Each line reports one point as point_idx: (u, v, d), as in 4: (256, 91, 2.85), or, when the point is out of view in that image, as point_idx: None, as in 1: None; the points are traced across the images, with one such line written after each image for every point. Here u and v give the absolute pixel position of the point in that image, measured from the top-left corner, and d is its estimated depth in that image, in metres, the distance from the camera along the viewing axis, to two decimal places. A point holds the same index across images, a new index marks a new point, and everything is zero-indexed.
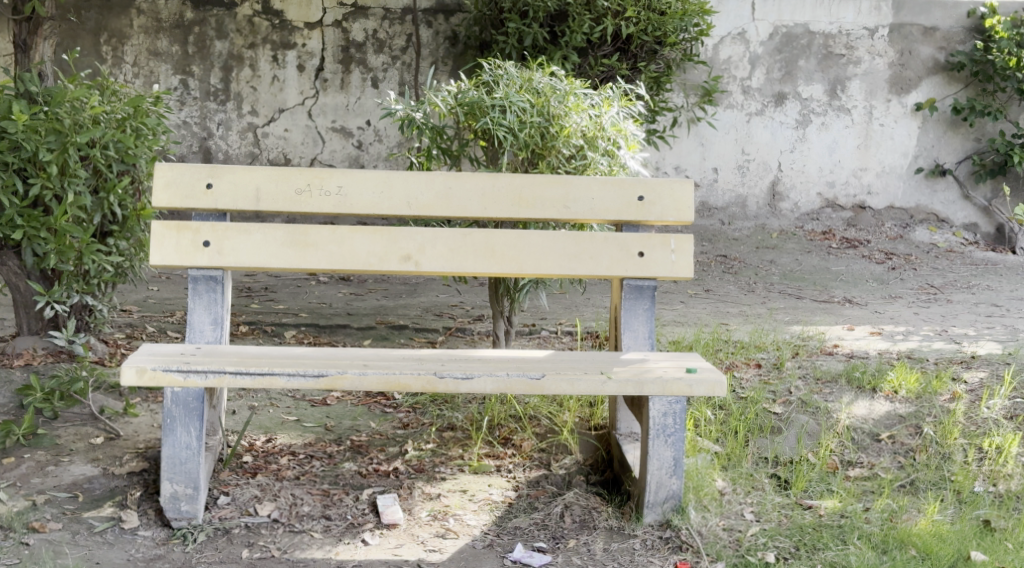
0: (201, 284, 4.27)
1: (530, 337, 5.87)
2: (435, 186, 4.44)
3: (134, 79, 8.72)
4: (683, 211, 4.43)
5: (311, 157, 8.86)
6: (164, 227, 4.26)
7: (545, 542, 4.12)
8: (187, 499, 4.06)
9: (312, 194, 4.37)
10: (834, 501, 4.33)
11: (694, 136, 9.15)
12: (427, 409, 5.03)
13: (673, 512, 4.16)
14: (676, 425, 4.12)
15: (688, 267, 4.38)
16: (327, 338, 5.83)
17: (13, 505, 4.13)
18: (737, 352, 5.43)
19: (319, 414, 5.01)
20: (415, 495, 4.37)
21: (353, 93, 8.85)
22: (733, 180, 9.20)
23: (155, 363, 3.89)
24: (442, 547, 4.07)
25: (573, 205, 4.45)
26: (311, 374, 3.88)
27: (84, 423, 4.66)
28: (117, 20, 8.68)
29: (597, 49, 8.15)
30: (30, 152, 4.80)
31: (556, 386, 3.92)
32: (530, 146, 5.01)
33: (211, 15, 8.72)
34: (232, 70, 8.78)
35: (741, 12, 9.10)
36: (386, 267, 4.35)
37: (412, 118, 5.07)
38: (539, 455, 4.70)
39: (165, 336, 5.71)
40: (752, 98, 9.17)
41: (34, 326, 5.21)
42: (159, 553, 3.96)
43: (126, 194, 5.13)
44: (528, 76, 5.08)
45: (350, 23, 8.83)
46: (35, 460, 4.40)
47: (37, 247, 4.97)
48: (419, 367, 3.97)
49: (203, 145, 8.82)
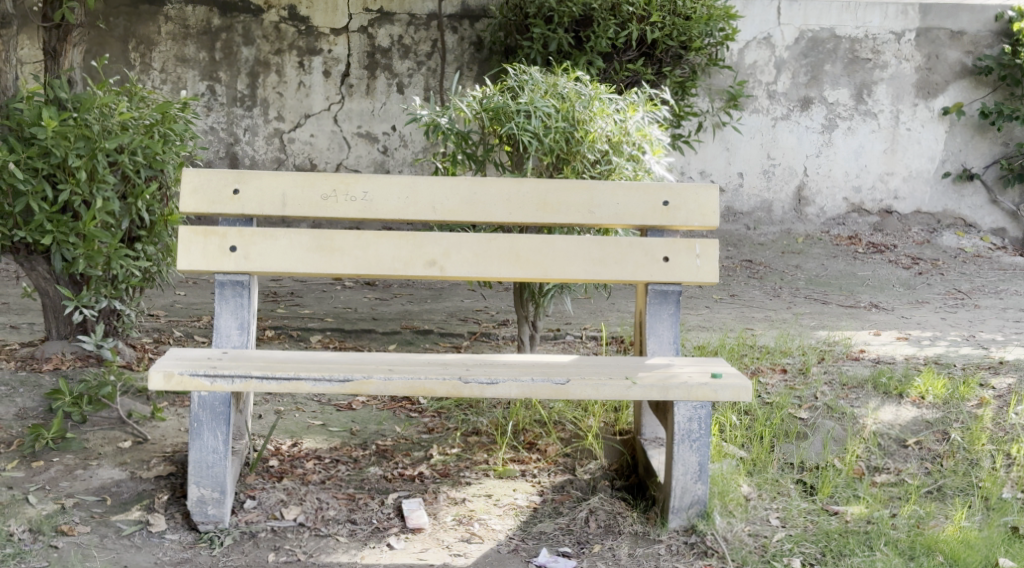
0: (228, 288, 4.29)
1: (555, 341, 5.88)
2: (460, 190, 4.45)
3: (162, 85, 8.75)
4: (708, 216, 4.42)
5: (336, 163, 8.90)
6: (190, 233, 4.29)
7: (571, 547, 4.12)
8: (213, 503, 4.08)
9: (338, 199, 4.40)
10: (860, 507, 4.32)
11: (720, 140, 9.12)
12: (453, 413, 5.05)
13: (698, 517, 4.16)
14: (701, 431, 4.12)
15: (713, 272, 4.38)
16: (353, 343, 5.82)
17: (42, 508, 4.16)
18: (762, 357, 5.40)
19: (345, 419, 5.02)
20: (440, 500, 4.39)
21: (378, 98, 8.89)
22: (759, 186, 9.16)
23: (182, 367, 3.93)
24: (467, 552, 4.08)
25: (598, 210, 4.45)
26: (336, 379, 3.90)
27: (112, 427, 4.68)
28: (145, 26, 8.72)
29: (622, 53, 8.10)
30: (59, 158, 4.84)
31: (581, 391, 3.93)
32: (555, 151, 5.00)
33: (238, 21, 8.77)
34: (258, 76, 8.81)
35: (767, 16, 9.07)
36: (412, 272, 4.38)
37: (437, 124, 5.11)
38: (564, 460, 4.71)
39: (192, 341, 5.73)
40: (778, 102, 9.15)
41: (63, 330, 5.22)
42: (186, 556, 3.99)
43: (154, 199, 5.14)
44: (553, 81, 5.08)
45: (376, 29, 8.88)
46: (63, 463, 4.43)
47: (66, 252, 4.98)
48: (444, 373, 3.99)
49: (230, 151, 8.85)
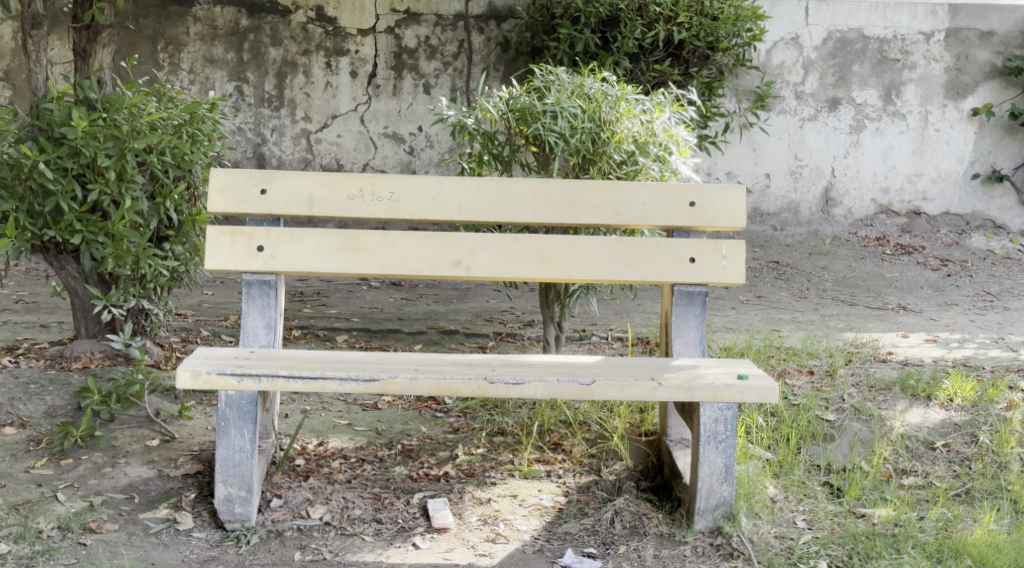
0: (255, 288, 4.32)
1: (581, 342, 5.87)
2: (486, 191, 4.46)
3: (190, 86, 8.80)
4: (735, 216, 4.41)
5: (363, 163, 8.93)
6: (218, 233, 4.32)
7: (596, 548, 4.12)
8: (240, 502, 4.10)
9: (364, 200, 4.42)
10: (887, 510, 4.29)
11: (747, 141, 9.09)
12: (478, 413, 5.05)
13: (724, 519, 4.15)
14: (727, 432, 4.13)
15: (740, 273, 4.37)
16: (379, 343, 5.84)
17: (71, 506, 4.19)
18: (789, 358, 5.38)
19: (371, 419, 5.04)
20: (465, 500, 4.40)
21: (405, 99, 8.91)
22: (786, 187, 9.14)
23: (210, 366, 3.95)
24: (492, 552, 4.09)
25: (624, 211, 4.44)
26: (362, 378, 3.91)
27: (140, 426, 4.71)
28: (173, 27, 8.76)
29: (649, 54, 8.09)
30: (88, 158, 4.86)
31: (606, 392, 3.93)
32: (581, 152, 4.99)
33: (266, 22, 8.81)
34: (286, 77, 8.85)
35: (795, 16, 9.03)
36: (438, 272, 4.38)
37: (463, 124, 5.11)
38: (589, 460, 4.70)
39: (220, 340, 5.76)
40: (806, 103, 9.11)
41: (92, 330, 5.23)
42: (214, 554, 4.01)
43: (181, 199, 5.16)
44: (580, 82, 5.08)
45: (403, 29, 8.90)
46: (92, 461, 4.46)
47: (95, 251, 5.00)
48: (470, 373, 4.00)
49: (257, 151, 8.89)
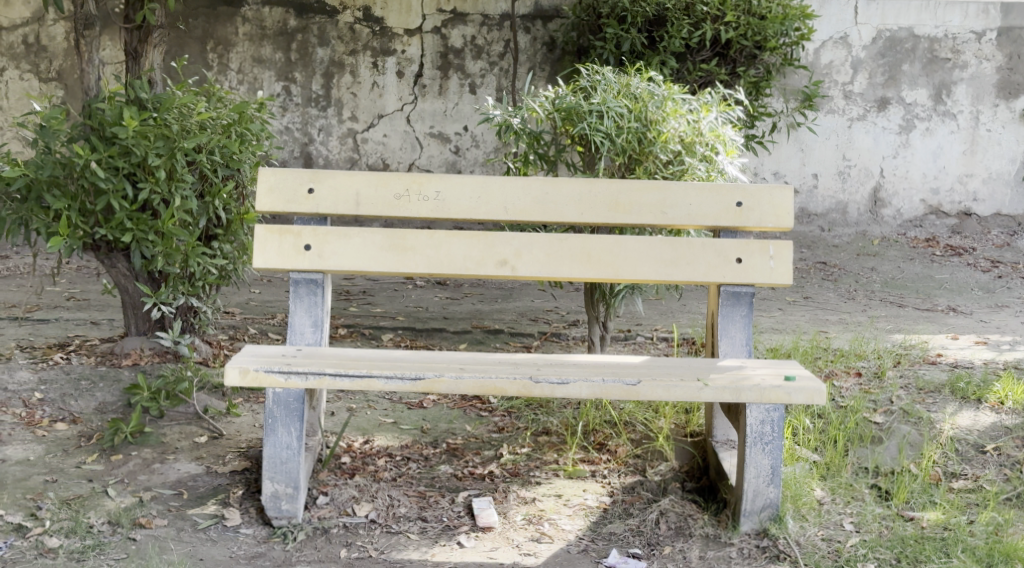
0: (302, 286, 4.35)
1: (626, 342, 5.86)
2: (532, 190, 4.46)
3: (239, 86, 8.87)
4: (782, 217, 4.39)
5: (409, 163, 8.97)
6: (266, 232, 4.35)
7: (641, 548, 4.11)
8: (287, 499, 4.14)
9: (410, 198, 4.44)
10: (936, 513, 4.25)
11: (794, 141, 9.03)
12: (523, 413, 5.06)
13: (770, 521, 4.14)
14: (773, 434, 4.12)
15: (787, 274, 4.35)
16: (424, 342, 5.86)
17: (121, 501, 4.24)
18: (836, 360, 5.33)
19: (416, 417, 5.05)
20: (510, 499, 4.40)
21: (451, 99, 8.94)
22: (834, 187, 9.08)
23: (257, 363, 3.98)
24: (537, 551, 4.09)
25: (670, 211, 4.43)
26: (408, 377, 3.93)
27: (189, 422, 4.77)
28: (223, 28, 8.84)
29: (695, 53, 8.05)
30: (139, 157, 4.91)
31: (651, 392, 3.92)
32: (627, 152, 4.98)
33: (313, 22, 8.86)
34: (333, 77, 8.90)
35: (844, 15, 8.96)
36: (483, 271, 4.39)
37: (510, 124, 5.11)
38: (634, 461, 4.69)
39: (267, 338, 5.81)
40: (855, 103, 9.04)
41: (141, 327, 5.29)
42: (261, 550, 4.04)
43: (230, 197, 5.22)
44: (626, 82, 5.07)
45: (450, 29, 8.93)
46: (141, 457, 4.52)
47: (145, 250, 5.05)
48: (515, 372, 4.00)
49: (304, 151, 8.95)
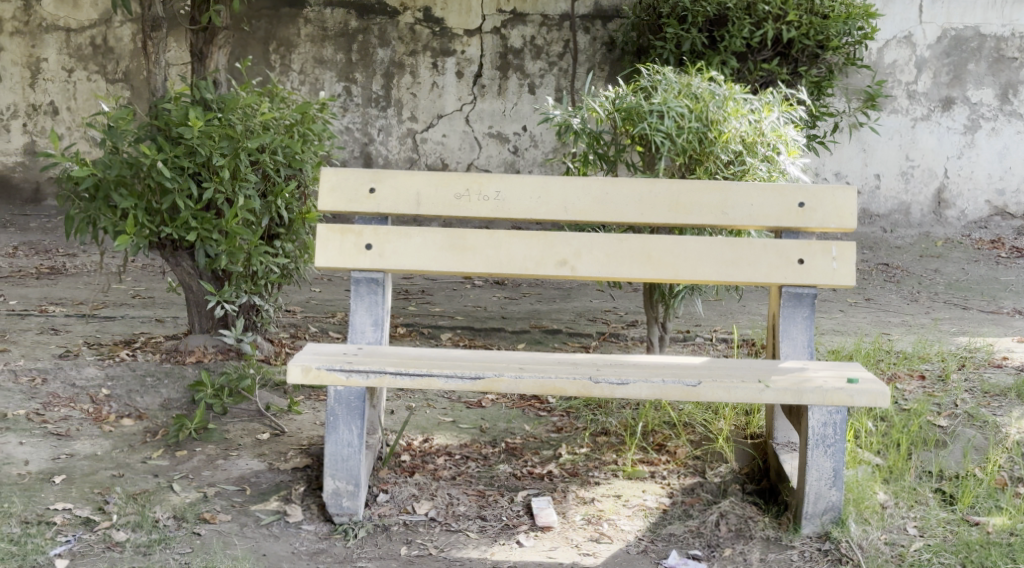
0: (364, 285, 4.37)
1: (685, 343, 5.85)
2: (592, 190, 4.47)
3: (300, 86, 8.95)
4: (845, 218, 4.35)
5: (468, 162, 9.00)
6: (328, 231, 4.39)
7: (701, 550, 4.10)
8: (348, 496, 4.17)
9: (470, 198, 4.45)
10: (1003, 518, 4.19)
11: (856, 141, 8.94)
12: (582, 413, 5.06)
13: (832, 524, 4.11)
14: (836, 436, 4.09)
15: (850, 275, 4.31)
16: (483, 342, 5.88)
17: (186, 496, 4.29)
18: (899, 362, 5.28)
19: (475, 416, 5.07)
20: (569, 499, 4.40)
21: (510, 99, 8.96)
22: (896, 187, 8.98)
23: (319, 361, 4.01)
24: (596, 551, 4.09)
25: (731, 211, 4.41)
26: (469, 376, 3.94)
27: (251, 419, 4.84)
28: (285, 29, 8.92)
29: (757, 53, 8.01)
30: (204, 157, 4.98)
31: (712, 394, 3.91)
32: (688, 152, 4.97)
33: (374, 23, 8.92)
34: (393, 77, 8.95)
35: (908, 14, 8.87)
36: (543, 271, 4.39)
37: (570, 124, 5.13)
38: (693, 462, 4.67)
39: (327, 337, 5.86)
40: (919, 103, 8.94)
41: (205, 325, 5.33)
42: (322, 547, 4.08)
43: (292, 197, 5.27)
44: (687, 82, 5.06)
45: (509, 30, 8.94)
46: (205, 453, 4.58)
47: (209, 248, 5.12)
48: (575, 372, 4.01)
49: (364, 151, 9.00)
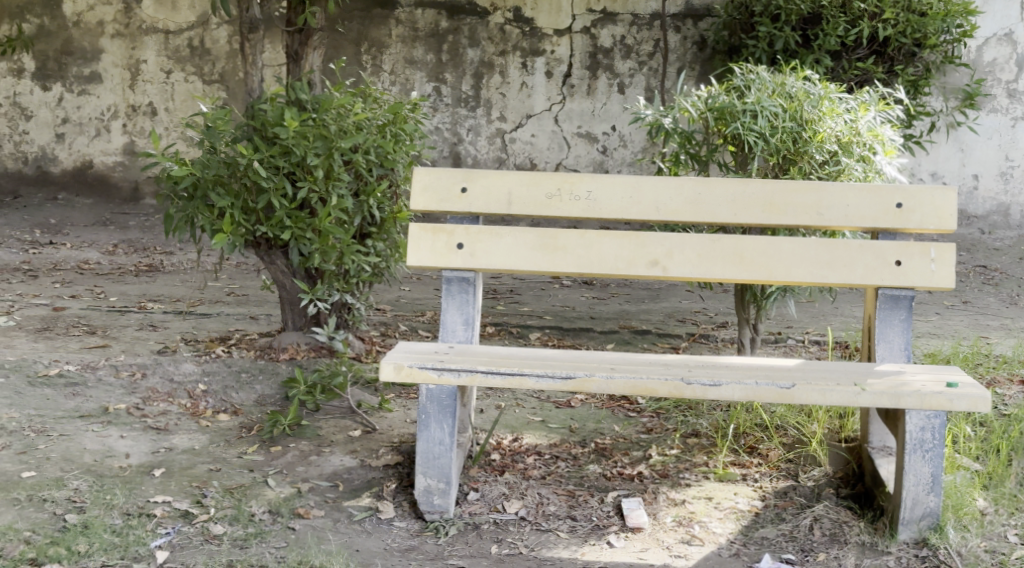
0: (455, 285, 4.40)
1: (776, 345, 5.78)
2: (684, 191, 4.44)
3: (391, 86, 9.04)
4: (945, 220, 4.27)
5: (556, 162, 8.99)
6: (420, 230, 4.41)
7: (794, 554, 4.06)
8: (439, 493, 4.19)
9: (562, 198, 4.45)
10: None
11: (953, 141, 8.79)
12: (671, 414, 5.04)
13: (930, 530, 4.03)
14: (934, 441, 4.01)
15: (949, 277, 4.23)
16: (571, 342, 5.86)
17: (280, 491, 4.35)
18: (999, 367, 5.18)
19: (564, 416, 5.08)
20: (660, 500, 4.38)
21: (599, 98, 8.93)
22: (995, 188, 8.80)
23: (412, 360, 4.04)
24: (688, 553, 4.07)
25: (826, 212, 4.35)
26: (560, 376, 3.94)
27: (343, 416, 4.89)
28: (377, 30, 9.01)
29: (851, 52, 7.90)
30: (298, 157, 5.04)
31: (807, 396, 3.86)
32: (781, 152, 4.92)
33: (465, 23, 8.98)
34: (482, 77, 8.99)
35: (1009, 11, 8.66)
36: (634, 271, 4.37)
37: (661, 124, 5.09)
38: (786, 465, 4.62)
39: (417, 335, 5.90)
40: (1019, 102, 8.76)
41: (298, 322, 5.39)
42: (414, 544, 4.10)
43: (384, 197, 5.29)
44: (782, 81, 5.01)
45: (599, 29, 8.93)
46: (299, 449, 4.63)
47: (303, 247, 5.18)
48: (667, 373, 3.98)
49: (453, 150, 9.05)
